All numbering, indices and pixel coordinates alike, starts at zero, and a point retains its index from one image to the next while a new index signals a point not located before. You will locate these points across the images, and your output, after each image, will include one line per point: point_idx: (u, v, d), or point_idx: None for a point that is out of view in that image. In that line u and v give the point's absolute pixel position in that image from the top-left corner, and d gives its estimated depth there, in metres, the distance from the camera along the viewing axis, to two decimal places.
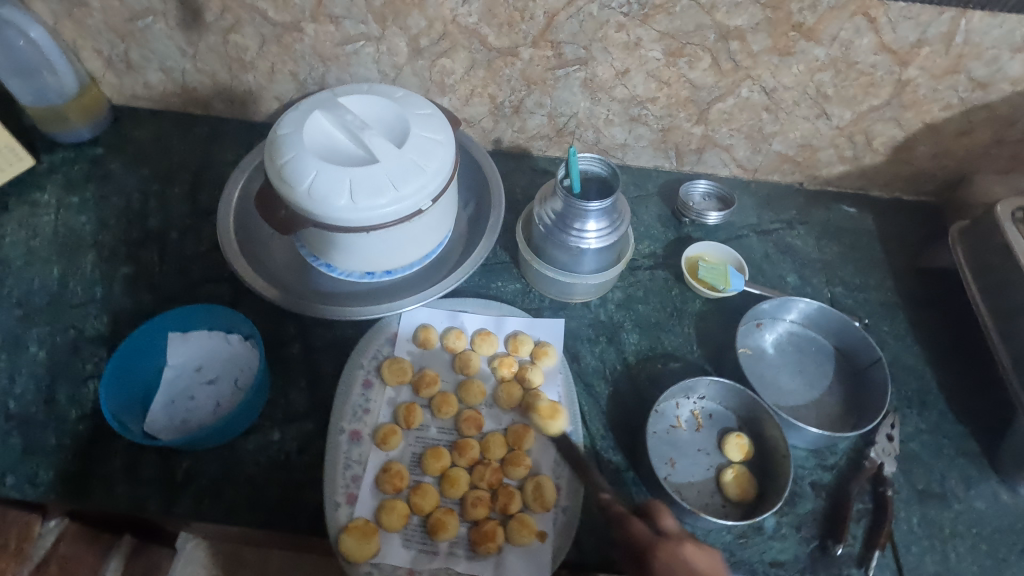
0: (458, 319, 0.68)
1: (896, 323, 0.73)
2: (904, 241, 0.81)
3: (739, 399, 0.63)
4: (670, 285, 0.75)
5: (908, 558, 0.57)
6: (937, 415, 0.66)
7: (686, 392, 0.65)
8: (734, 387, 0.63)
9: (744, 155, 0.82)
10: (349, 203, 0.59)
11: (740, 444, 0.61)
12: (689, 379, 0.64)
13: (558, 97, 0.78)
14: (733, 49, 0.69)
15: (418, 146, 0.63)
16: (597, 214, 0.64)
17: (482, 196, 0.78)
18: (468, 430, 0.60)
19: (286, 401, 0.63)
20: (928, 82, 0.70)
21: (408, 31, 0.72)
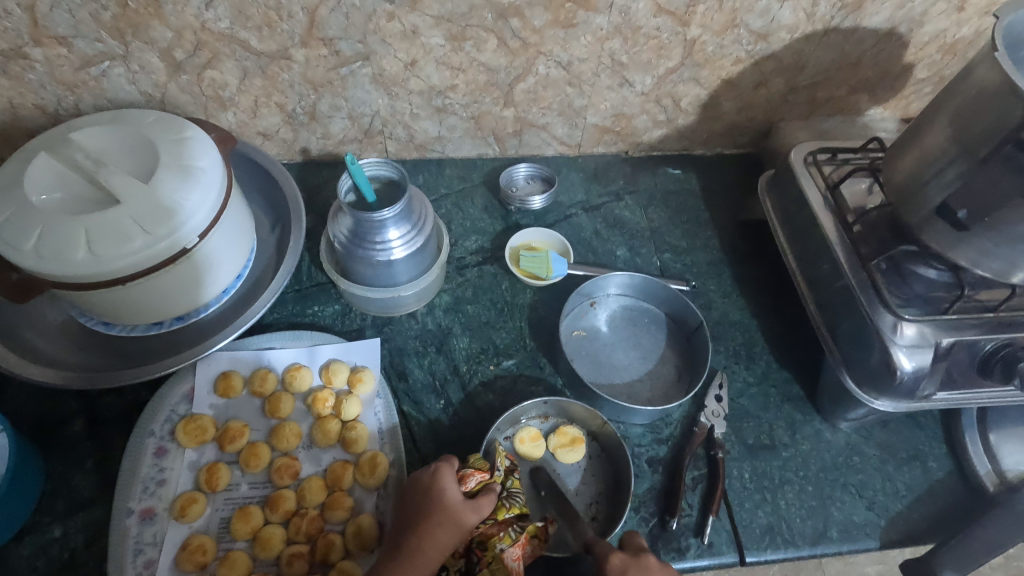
0: (265, 358, 0.62)
1: (722, 281, 0.74)
2: (726, 196, 0.83)
3: (508, 419, 0.60)
4: (500, 279, 0.72)
5: (742, 516, 0.58)
6: (763, 366, 0.67)
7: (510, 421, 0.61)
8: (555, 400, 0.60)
9: (563, 132, 0.80)
10: (89, 255, 0.51)
11: (531, 438, 0.59)
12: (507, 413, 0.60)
13: (352, 96, 0.72)
14: (516, 27, 0.66)
15: (172, 176, 0.55)
16: (392, 223, 0.59)
17: (285, 215, 0.71)
18: (282, 480, 0.55)
19: (67, 489, 0.55)
20: (713, 38, 0.69)
21: (157, 44, 0.63)
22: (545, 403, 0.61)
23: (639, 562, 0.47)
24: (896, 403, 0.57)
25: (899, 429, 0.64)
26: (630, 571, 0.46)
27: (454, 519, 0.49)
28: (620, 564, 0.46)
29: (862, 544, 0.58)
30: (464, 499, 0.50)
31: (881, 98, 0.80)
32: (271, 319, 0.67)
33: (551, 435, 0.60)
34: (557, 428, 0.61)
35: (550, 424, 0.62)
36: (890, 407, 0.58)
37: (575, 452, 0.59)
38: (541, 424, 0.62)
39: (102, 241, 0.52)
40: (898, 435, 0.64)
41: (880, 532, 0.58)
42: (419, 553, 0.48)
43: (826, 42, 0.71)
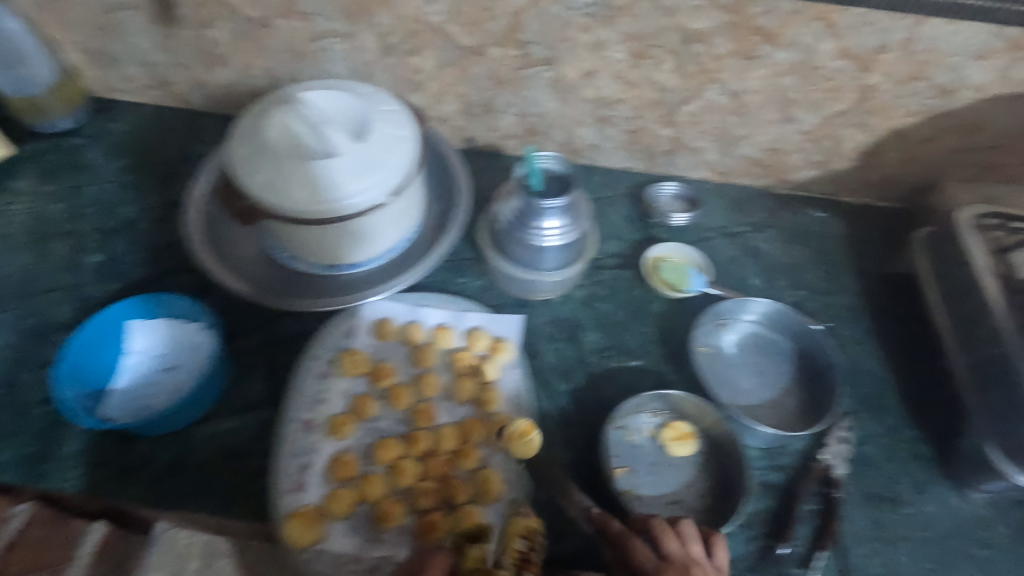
0: (418, 313, 0.68)
1: (857, 327, 0.73)
2: (871, 246, 0.81)
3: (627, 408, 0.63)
4: (634, 285, 0.75)
5: (851, 560, 0.57)
6: (893, 419, 0.66)
7: (634, 411, 0.64)
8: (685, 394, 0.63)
9: (715, 158, 0.83)
10: (307, 195, 0.60)
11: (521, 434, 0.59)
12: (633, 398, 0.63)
13: (528, 96, 0.78)
14: (698, 52, 0.70)
15: (379, 140, 0.63)
16: (556, 212, 0.65)
17: (449, 193, 0.79)
18: (421, 422, 0.61)
19: (242, 391, 0.63)
20: (891, 87, 0.70)
21: (378, 28, 0.73)
22: (657, 397, 0.64)
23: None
24: None
25: None
26: None
27: None
28: None
29: None
30: None
31: None
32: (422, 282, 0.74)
33: (662, 429, 0.63)
34: (668, 423, 0.63)
35: (660, 420, 0.64)
36: None
37: (684, 446, 0.62)
38: (653, 418, 0.64)
39: (319, 186, 0.60)
40: None
41: None
42: None
43: (1012, 106, 0.70)
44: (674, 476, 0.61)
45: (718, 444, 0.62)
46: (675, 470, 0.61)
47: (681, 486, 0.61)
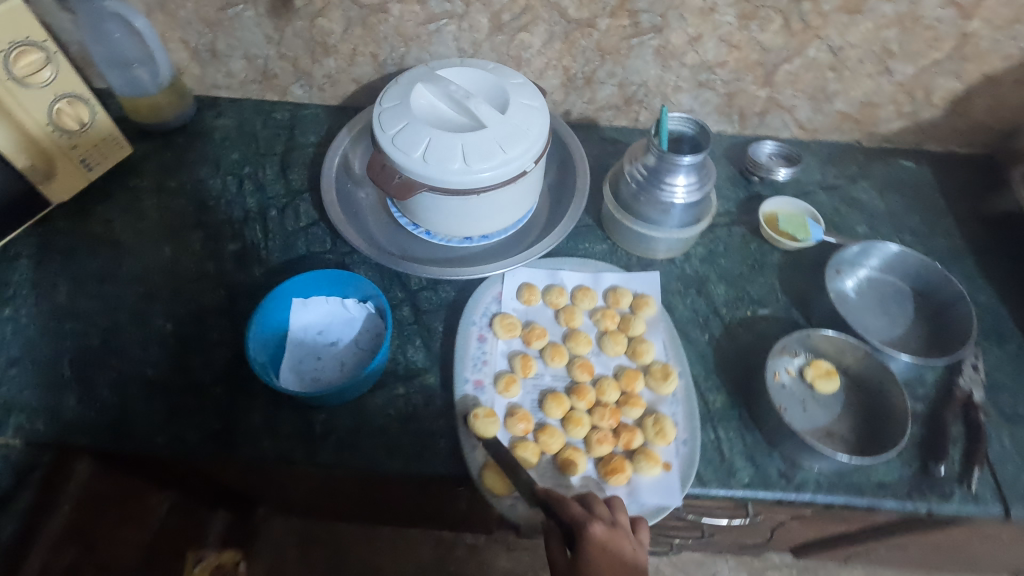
0: (557, 277, 0.71)
1: (965, 266, 0.77)
2: (963, 191, 0.85)
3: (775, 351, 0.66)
4: (748, 240, 0.78)
5: (1005, 475, 0.61)
6: (1015, 347, 0.70)
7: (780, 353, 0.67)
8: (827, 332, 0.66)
9: (807, 115, 0.86)
10: (462, 165, 0.63)
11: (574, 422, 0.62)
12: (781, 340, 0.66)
13: (631, 66, 0.81)
14: (805, 10, 0.73)
15: (519, 112, 0.66)
16: (686, 169, 0.67)
17: (563, 167, 0.82)
18: (582, 376, 0.64)
19: (404, 359, 0.66)
20: (990, 33, 0.73)
21: (492, 7, 0.75)
22: (799, 338, 0.67)
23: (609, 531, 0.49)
24: None
25: None
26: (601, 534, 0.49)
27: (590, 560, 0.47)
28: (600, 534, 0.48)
29: None
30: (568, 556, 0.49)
31: None
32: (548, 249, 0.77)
33: (804, 369, 0.67)
34: (810, 362, 0.67)
35: (800, 361, 0.68)
36: None
37: (831, 382, 0.65)
38: (794, 359, 0.68)
39: (473, 156, 0.63)
40: None
41: None
42: None
43: None
44: (823, 410, 0.65)
45: (861, 380, 0.66)
46: (824, 405, 0.65)
47: (832, 419, 0.65)
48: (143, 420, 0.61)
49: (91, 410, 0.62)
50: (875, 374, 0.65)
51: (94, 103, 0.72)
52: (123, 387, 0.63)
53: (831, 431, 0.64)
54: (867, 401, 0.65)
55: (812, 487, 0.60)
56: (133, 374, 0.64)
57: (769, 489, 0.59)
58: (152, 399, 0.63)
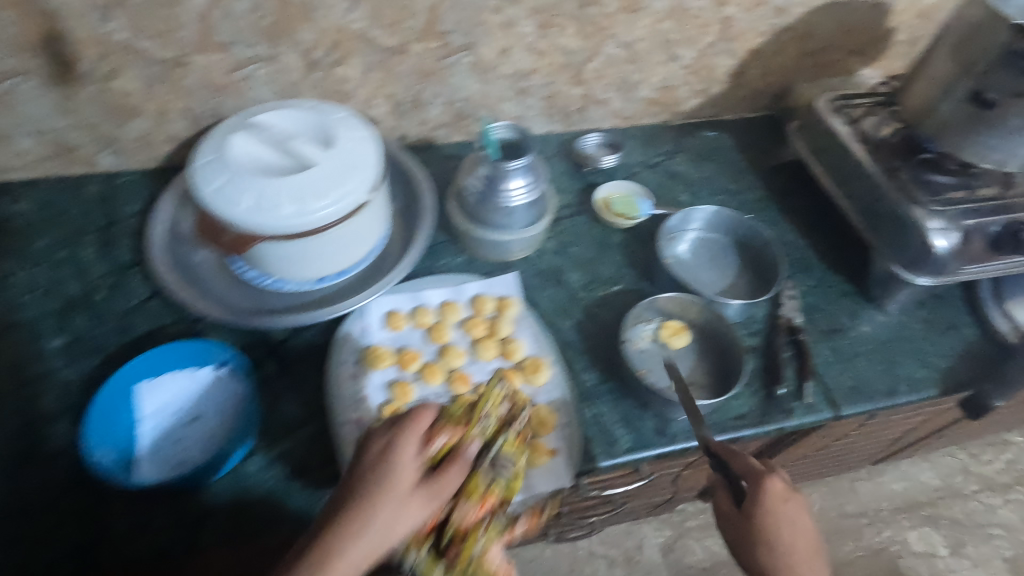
0: (421, 297, 0.72)
1: (771, 212, 0.89)
2: (757, 148, 0.98)
3: (629, 320, 0.73)
4: (592, 226, 0.85)
5: (829, 381, 0.71)
6: (820, 272, 0.82)
7: (636, 320, 0.74)
8: (664, 295, 0.74)
9: (620, 105, 0.95)
10: (296, 207, 0.61)
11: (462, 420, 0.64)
12: (632, 309, 0.73)
13: (453, 83, 0.85)
14: (593, 13, 0.80)
15: (348, 146, 0.67)
16: (520, 171, 0.72)
17: (407, 188, 0.83)
18: (462, 387, 0.66)
19: (278, 415, 0.64)
20: (744, 15, 0.86)
21: (301, 46, 0.75)
22: (646, 306, 0.75)
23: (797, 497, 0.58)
24: (934, 278, 0.72)
25: (935, 307, 0.79)
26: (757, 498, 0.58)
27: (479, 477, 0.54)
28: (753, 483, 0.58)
29: (926, 393, 0.72)
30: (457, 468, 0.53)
31: (870, 59, 0.98)
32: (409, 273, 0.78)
33: (658, 331, 0.74)
34: (663, 323, 0.74)
35: (654, 325, 0.75)
36: (930, 281, 0.73)
37: (683, 337, 0.73)
38: (649, 325, 0.74)
39: (306, 195, 0.62)
40: (936, 311, 0.79)
41: (938, 382, 0.72)
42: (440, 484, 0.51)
43: (829, 14, 0.89)
44: (679, 366, 0.72)
45: (708, 331, 0.74)
46: (682, 360, 0.72)
47: (689, 369, 0.72)
48: None
49: None
50: (714, 324, 0.73)
51: None
52: None
53: (692, 380, 0.71)
54: (715, 348, 0.73)
55: (683, 436, 0.66)
56: None
57: (648, 447, 0.65)
58: None
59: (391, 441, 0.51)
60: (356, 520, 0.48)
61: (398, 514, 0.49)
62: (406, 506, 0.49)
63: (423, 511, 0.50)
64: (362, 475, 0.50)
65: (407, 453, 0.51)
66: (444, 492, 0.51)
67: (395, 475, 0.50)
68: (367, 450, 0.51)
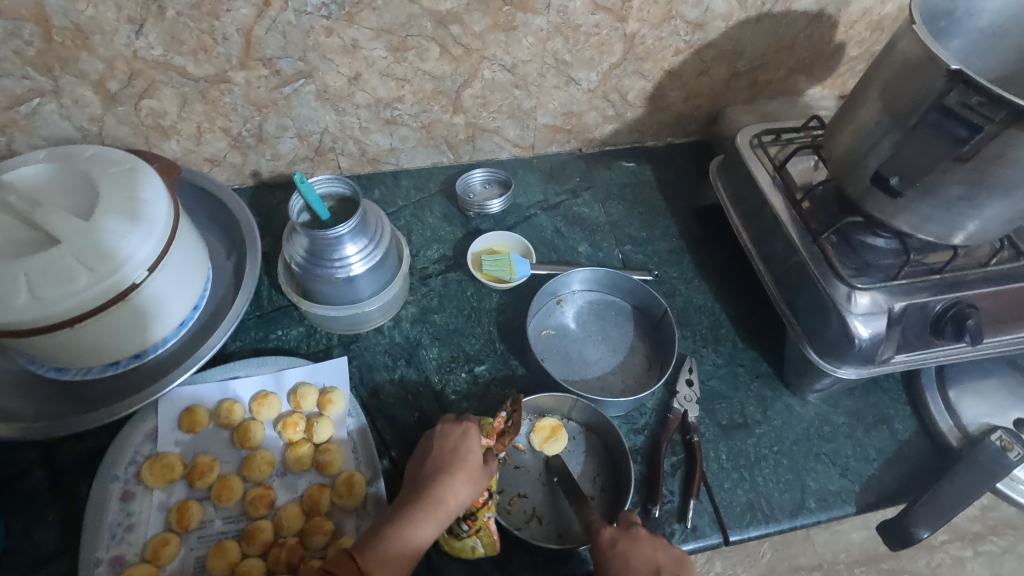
0: (229, 388, 0.60)
1: (683, 267, 0.75)
2: (680, 184, 0.84)
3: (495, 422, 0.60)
4: (465, 286, 0.72)
5: (722, 496, 0.59)
6: (729, 346, 0.69)
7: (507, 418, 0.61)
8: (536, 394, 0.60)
9: (516, 134, 0.81)
10: (33, 299, 0.49)
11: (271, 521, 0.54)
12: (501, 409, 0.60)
13: (299, 115, 0.71)
14: (457, 33, 0.66)
15: (116, 211, 0.54)
16: (350, 236, 0.58)
17: (239, 241, 0.70)
18: (257, 511, 0.54)
19: (30, 546, 0.53)
20: (651, 31, 0.71)
21: (89, 77, 0.61)
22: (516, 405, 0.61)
23: (627, 533, 0.51)
24: (859, 369, 0.59)
25: (864, 395, 0.66)
26: (619, 543, 0.50)
27: (474, 481, 0.51)
28: (610, 537, 0.50)
29: (839, 511, 0.59)
30: (481, 464, 0.52)
31: (818, 77, 0.83)
32: (234, 348, 0.66)
33: (530, 435, 0.61)
34: (534, 425, 0.61)
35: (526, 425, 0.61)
36: (854, 373, 0.59)
37: (558, 442, 0.60)
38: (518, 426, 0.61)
39: (47, 283, 0.50)
40: (864, 401, 0.66)
41: (856, 497, 0.60)
42: (437, 507, 0.49)
43: (760, 28, 0.74)
44: (545, 477, 0.59)
45: (597, 429, 0.61)
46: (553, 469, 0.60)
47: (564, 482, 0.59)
48: None
49: None
50: (594, 418, 0.61)
51: None
52: None
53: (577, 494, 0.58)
54: (605, 450, 0.61)
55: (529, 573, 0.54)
56: None
57: None
58: None
59: (468, 431, 0.53)
60: (414, 514, 0.49)
61: (403, 532, 0.48)
62: (461, 481, 0.50)
63: (476, 489, 0.51)
64: (433, 472, 0.51)
65: (472, 447, 0.52)
66: (489, 481, 0.52)
67: (463, 460, 0.52)
68: (431, 444, 0.53)
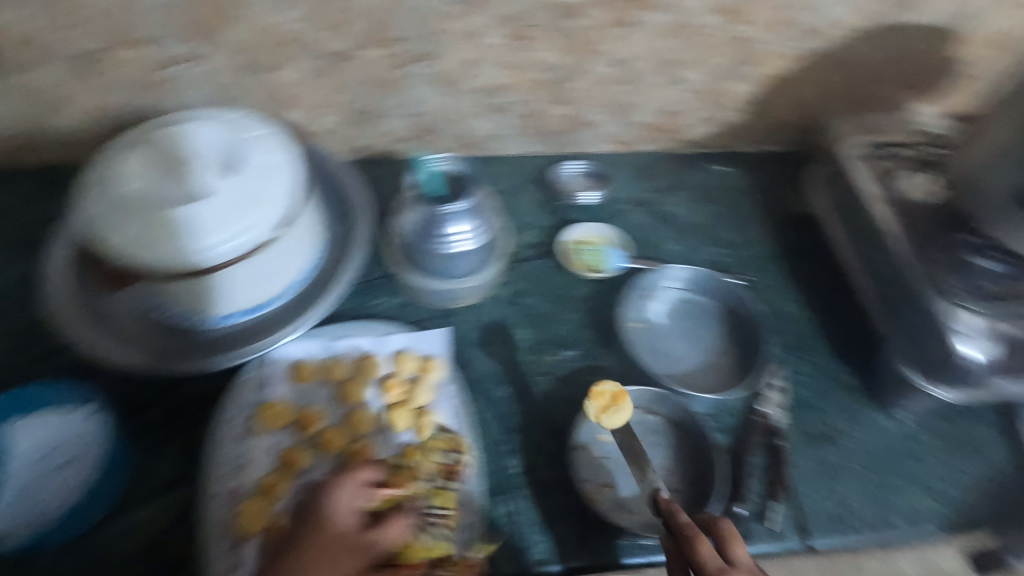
0: (335, 348, 0.64)
1: (773, 274, 0.75)
2: (773, 192, 0.84)
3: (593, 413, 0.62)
4: (556, 273, 0.73)
5: (804, 502, 0.59)
6: (818, 356, 0.69)
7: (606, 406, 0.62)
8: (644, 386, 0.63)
9: (613, 129, 0.82)
10: (181, 245, 0.54)
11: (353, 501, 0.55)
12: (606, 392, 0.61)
13: (412, 95, 0.74)
14: (575, 26, 0.68)
15: (254, 172, 0.58)
16: (461, 215, 0.64)
17: (346, 209, 0.72)
18: (359, 464, 0.57)
19: (152, 472, 0.57)
20: (766, 36, 0.71)
21: (231, 46, 0.66)
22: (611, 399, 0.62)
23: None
24: (959, 392, 0.59)
25: (956, 419, 0.65)
26: None
27: (339, 550, 0.49)
28: None
29: (923, 530, 0.59)
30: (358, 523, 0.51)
31: (926, 94, 0.81)
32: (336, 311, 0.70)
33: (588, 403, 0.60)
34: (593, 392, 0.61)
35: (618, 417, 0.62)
36: (954, 395, 0.59)
37: (619, 412, 0.59)
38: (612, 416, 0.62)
39: (193, 232, 0.54)
40: (956, 425, 0.65)
41: (942, 519, 0.59)
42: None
43: (875, 40, 0.73)
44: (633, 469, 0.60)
45: (683, 425, 0.62)
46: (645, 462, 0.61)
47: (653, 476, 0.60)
48: None
49: None
50: (679, 413, 0.62)
51: None
52: None
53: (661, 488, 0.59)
54: (689, 444, 0.62)
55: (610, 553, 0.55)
56: None
57: (566, 561, 0.55)
58: None
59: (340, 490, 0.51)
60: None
61: None
62: (322, 555, 0.48)
63: (353, 560, 0.49)
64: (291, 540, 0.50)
65: (340, 508, 0.51)
66: (373, 548, 0.50)
67: (328, 527, 0.50)
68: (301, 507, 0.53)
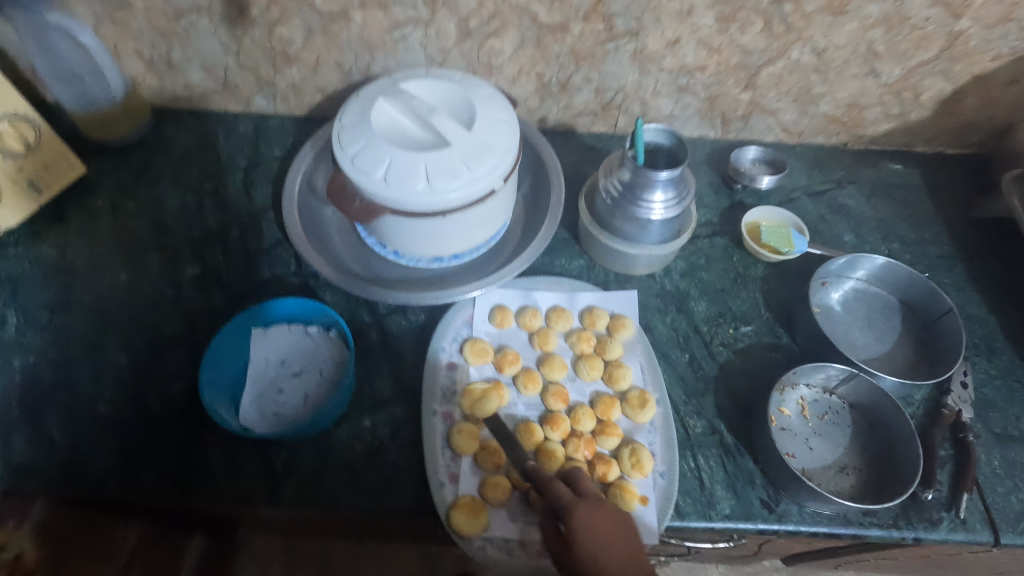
0: (531, 298, 0.70)
1: (955, 275, 0.74)
2: (952, 195, 0.82)
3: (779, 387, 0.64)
4: (731, 252, 0.75)
5: (994, 498, 0.59)
6: (1005, 360, 0.68)
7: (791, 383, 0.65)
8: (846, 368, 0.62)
9: (791, 119, 0.83)
10: (427, 186, 0.59)
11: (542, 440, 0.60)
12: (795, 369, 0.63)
13: (608, 70, 0.77)
14: (787, 11, 0.69)
15: (486, 126, 0.62)
16: (665, 184, 0.63)
17: (541, 177, 0.78)
18: (556, 404, 0.62)
19: (370, 388, 0.63)
20: (980, 32, 0.70)
21: (458, 13, 0.71)
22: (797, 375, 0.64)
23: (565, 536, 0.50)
24: None
25: None
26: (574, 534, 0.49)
27: None
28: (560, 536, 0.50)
29: None
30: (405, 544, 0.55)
31: None
32: None
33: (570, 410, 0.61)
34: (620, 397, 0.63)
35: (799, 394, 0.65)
36: None
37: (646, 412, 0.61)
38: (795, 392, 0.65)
39: (436, 175, 0.59)
40: None
41: None
42: None
43: None
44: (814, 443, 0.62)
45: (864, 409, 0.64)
46: (826, 438, 0.63)
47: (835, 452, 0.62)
48: (95, 466, 0.58)
49: (40, 450, 0.59)
50: (864, 396, 0.63)
51: (40, 121, 0.68)
52: (77, 425, 0.61)
53: (843, 465, 0.61)
54: (869, 428, 0.63)
55: (795, 518, 0.57)
56: (86, 409, 0.62)
57: (751, 520, 0.57)
58: (103, 444, 0.60)
59: None
60: None
61: None
62: None
63: None
64: None
65: None
66: None
67: None
68: None
